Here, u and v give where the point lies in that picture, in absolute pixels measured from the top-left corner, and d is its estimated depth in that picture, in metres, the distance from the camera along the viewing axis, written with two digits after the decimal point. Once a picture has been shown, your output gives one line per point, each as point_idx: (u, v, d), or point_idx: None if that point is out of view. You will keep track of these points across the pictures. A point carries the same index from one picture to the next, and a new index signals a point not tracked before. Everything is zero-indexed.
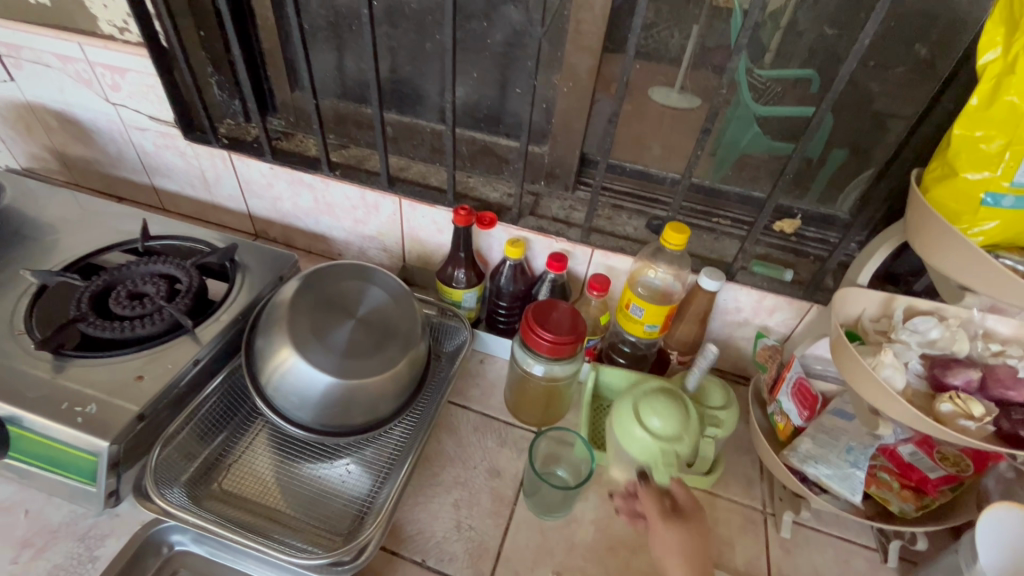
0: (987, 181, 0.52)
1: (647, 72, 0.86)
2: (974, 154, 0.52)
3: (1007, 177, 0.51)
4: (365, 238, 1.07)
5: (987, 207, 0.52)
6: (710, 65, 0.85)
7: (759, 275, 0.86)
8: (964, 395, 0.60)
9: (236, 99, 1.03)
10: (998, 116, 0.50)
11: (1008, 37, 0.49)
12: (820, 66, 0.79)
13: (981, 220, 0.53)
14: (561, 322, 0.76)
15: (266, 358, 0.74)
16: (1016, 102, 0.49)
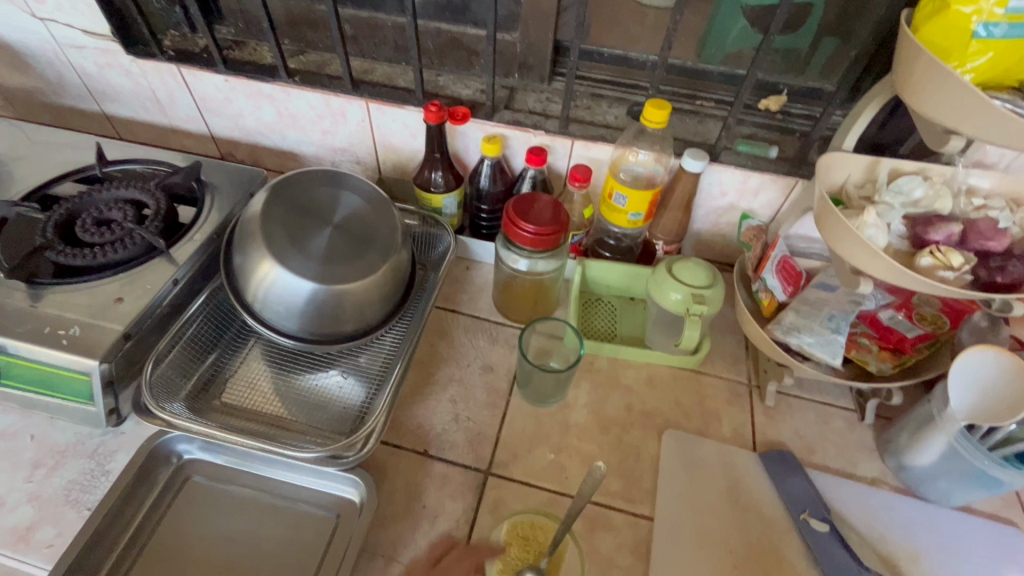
0: (980, 11, 0.49)
1: None
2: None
3: (1001, 4, 0.48)
4: (336, 151, 1.02)
5: (980, 40, 0.50)
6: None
7: (744, 154, 0.83)
8: (944, 247, 0.61)
9: (177, 5, 0.94)
10: None
11: None
12: None
13: (973, 56, 0.51)
14: (542, 213, 0.75)
15: (246, 271, 0.73)
16: None
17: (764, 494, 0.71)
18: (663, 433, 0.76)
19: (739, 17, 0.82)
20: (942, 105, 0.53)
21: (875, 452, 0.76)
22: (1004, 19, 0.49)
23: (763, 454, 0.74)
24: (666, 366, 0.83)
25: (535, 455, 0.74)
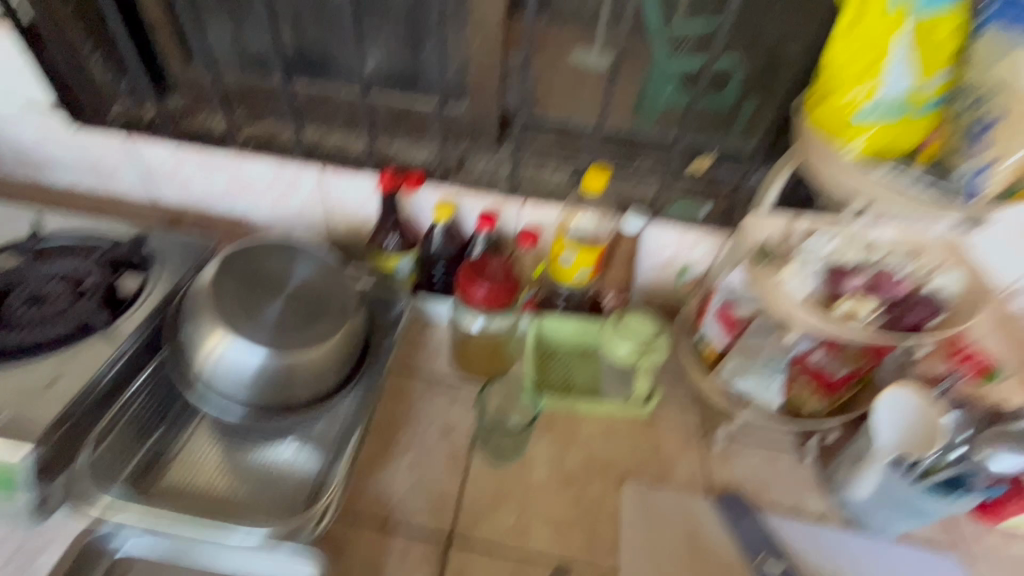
0: (857, 97, 0.59)
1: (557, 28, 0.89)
2: (850, 72, 0.59)
3: (872, 92, 0.58)
4: (289, 216, 1.03)
5: (860, 121, 0.59)
6: (617, 9, 0.87)
7: (677, 213, 0.91)
8: (861, 294, 0.68)
9: (123, 75, 0.94)
10: (863, 37, 0.58)
11: None
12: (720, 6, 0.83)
13: (855, 134, 0.60)
14: (494, 274, 0.78)
15: (194, 344, 0.71)
16: (881, 27, 0.57)
17: (721, 539, 0.73)
18: (623, 484, 0.78)
19: (671, 80, 0.89)
20: (840, 170, 0.60)
21: (819, 488, 0.80)
22: (878, 105, 0.58)
23: (718, 498, 0.77)
24: (622, 417, 0.85)
25: (497, 517, 0.74)
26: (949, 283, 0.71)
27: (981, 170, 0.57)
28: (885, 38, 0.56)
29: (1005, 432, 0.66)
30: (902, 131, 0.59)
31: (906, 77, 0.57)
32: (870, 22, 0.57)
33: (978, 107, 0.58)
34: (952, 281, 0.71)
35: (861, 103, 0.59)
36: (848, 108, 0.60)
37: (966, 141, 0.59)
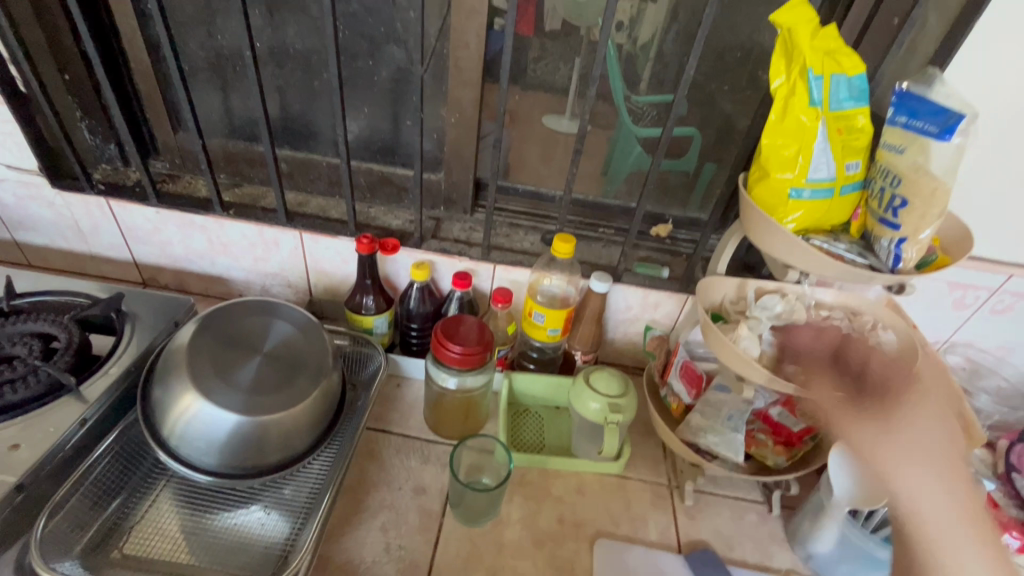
0: (791, 180, 0.65)
1: (528, 101, 0.97)
2: (780, 157, 0.65)
3: (804, 176, 0.64)
4: (267, 275, 1.05)
5: (794, 201, 0.65)
6: (581, 92, 0.96)
7: (641, 275, 0.96)
8: (804, 354, 0.73)
9: (112, 142, 0.99)
10: (790, 129, 0.63)
11: (787, 68, 0.63)
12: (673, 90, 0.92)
13: (790, 212, 0.66)
14: (468, 334, 0.81)
15: (165, 405, 0.71)
16: (804, 121, 0.62)
17: None
18: (595, 543, 0.79)
19: (636, 144, 0.98)
20: (778, 245, 0.67)
21: (786, 542, 0.82)
22: (809, 186, 0.64)
23: (687, 555, 0.78)
24: (593, 474, 0.87)
25: None
26: (887, 341, 0.77)
27: (894, 247, 0.64)
28: (809, 129, 0.63)
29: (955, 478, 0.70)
30: (830, 207, 0.66)
31: (830, 162, 0.64)
32: (795, 115, 0.63)
33: (892, 189, 0.63)
34: (892, 339, 0.77)
35: (793, 184, 0.65)
36: (782, 188, 0.66)
37: (883, 218, 0.64)
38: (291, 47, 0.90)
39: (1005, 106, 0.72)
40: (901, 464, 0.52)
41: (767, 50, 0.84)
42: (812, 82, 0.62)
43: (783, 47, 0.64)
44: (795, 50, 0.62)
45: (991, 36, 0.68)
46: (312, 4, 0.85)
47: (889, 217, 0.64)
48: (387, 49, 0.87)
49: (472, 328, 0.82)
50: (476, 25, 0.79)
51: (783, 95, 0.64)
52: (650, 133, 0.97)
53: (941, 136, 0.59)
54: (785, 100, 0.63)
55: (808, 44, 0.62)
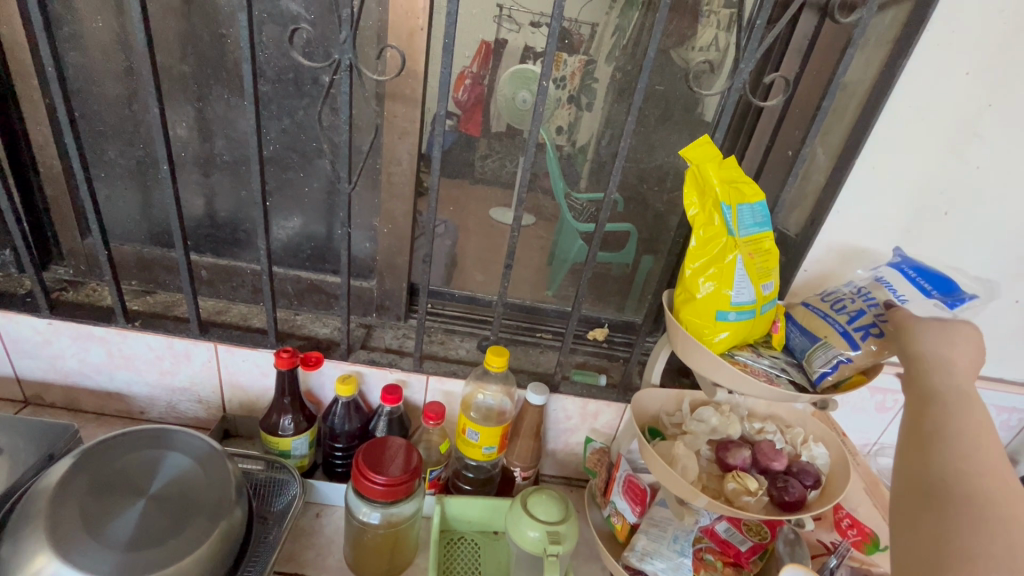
0: (716, 305, 0.68)
1: (480, 197, 0.97)
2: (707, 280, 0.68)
3: (728, 300, 0.68)
4: (175, 390, 0.95)
5: (721, 322, 0.69)
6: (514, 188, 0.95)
7: (578, 382, 0.95)
8: (742, 472, 0.72)
9: (7, 248, 0.91)
10: (710, 256, 0.68)
11: (700, 199, 0.68)
12: (604, 188, 0.95)
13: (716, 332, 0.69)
14: (394, 461, 0.74)
15: (10, 570, 0.58)
16: (721, 249, 0.67)
17: None
18: None
19: (577, 237, 0.99)
20: (708, 362, 0.70)
21: None
22: (732, 309, 0.68)
23: None
24: None
25: None
26: (821, 453, 0.77)
27: (840, 360, 0.67)
28: (730, 256, 0.67)
29: None
30: (750, 327, 0.70)
31: (750, 286, 0.68)
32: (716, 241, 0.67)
33: (876, 316, 0.67)
34: (823, 451, 0.77)
35: (720, 306, 0.68)
36: (709, 308, 0.69)
37: (852, 337, 0.67)
38: (219, 156, 0.88)
39: (887, 231, 0.80)
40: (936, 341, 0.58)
41: (681, 171, 0.90)
42: (727, 213, 0.67)
43: (695, 178, 0.68)
44: (704, 185, 0.68)
45: (872, 172, 0.76)
46: (243, 118, 0.85)
47: (857, 337, 0.67)
48: (319, 162, 0.87)
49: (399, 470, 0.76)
50: (408, 144, 0.81)
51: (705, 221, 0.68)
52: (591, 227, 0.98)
53: (950, 303, 0.66)
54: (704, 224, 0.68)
55: (721, 178, 0.68)
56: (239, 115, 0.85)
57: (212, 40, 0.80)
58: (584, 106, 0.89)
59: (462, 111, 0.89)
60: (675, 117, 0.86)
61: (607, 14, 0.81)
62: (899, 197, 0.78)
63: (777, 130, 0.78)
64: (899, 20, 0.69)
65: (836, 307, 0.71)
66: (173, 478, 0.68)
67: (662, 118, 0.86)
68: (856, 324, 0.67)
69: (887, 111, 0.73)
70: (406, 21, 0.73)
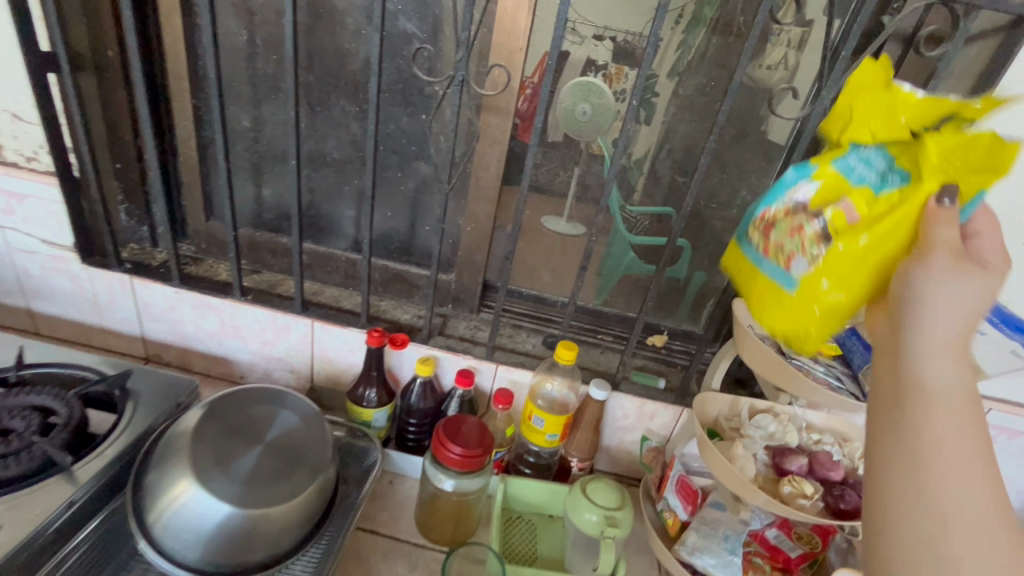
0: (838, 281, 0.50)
1: (547, 201, 1.04)
2: (863, 236, 0.48)
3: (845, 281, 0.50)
4: (272, 359, 1.07)
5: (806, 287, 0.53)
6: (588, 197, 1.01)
7: (639, 383, 1.00)
8: (798, 477, 0.75)
9: (145, 224, 1.05)
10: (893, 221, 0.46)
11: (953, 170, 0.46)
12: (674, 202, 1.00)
13: (816, 280, 0.52)
14: (470, 435, 0.82)
15: (157, 491, 0.70)
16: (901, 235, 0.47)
17: None
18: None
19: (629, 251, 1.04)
20: (773, 368, 0.74)
21: None
22: (859, 287, 0.50)
23: None
24: None
25: None
26: None
27: None
28: (902, 241, 0.47)
29: None
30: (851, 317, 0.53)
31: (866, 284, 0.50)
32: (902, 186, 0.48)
33: None
34: None
35: (866, 268, 0.49)
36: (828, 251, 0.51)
37: None
38: (328, 154, 0.99)
39: None
40: (925, 307, 0.42)
41: (752, 187, 0.93)
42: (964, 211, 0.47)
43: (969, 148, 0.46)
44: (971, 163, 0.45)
45: None
46: (353, 122, 0.96)
47: None
48: (415, 164, 0.97)
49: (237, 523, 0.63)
50: (497, 152, 0.89)
51: (913, 167, 0.49)
52: (639, 241, 1.02)
53: None
54: (925, 178, 0.46)
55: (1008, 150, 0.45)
56: (351, 119, 0.96)
57: (335, 52, 0.91)
58: (643, 120, 0.94)
59: (522, 119, 0.89)
60: (750, 137, 0.90)
61: (673, 33, 0.87)
62: None
63: None
64: (984, 54, 0.72)
65: None
66: (280, 433, 0.78)
67: (736, 138, 0.90)
68: None
69: None
70: (508, 41, 0.81)
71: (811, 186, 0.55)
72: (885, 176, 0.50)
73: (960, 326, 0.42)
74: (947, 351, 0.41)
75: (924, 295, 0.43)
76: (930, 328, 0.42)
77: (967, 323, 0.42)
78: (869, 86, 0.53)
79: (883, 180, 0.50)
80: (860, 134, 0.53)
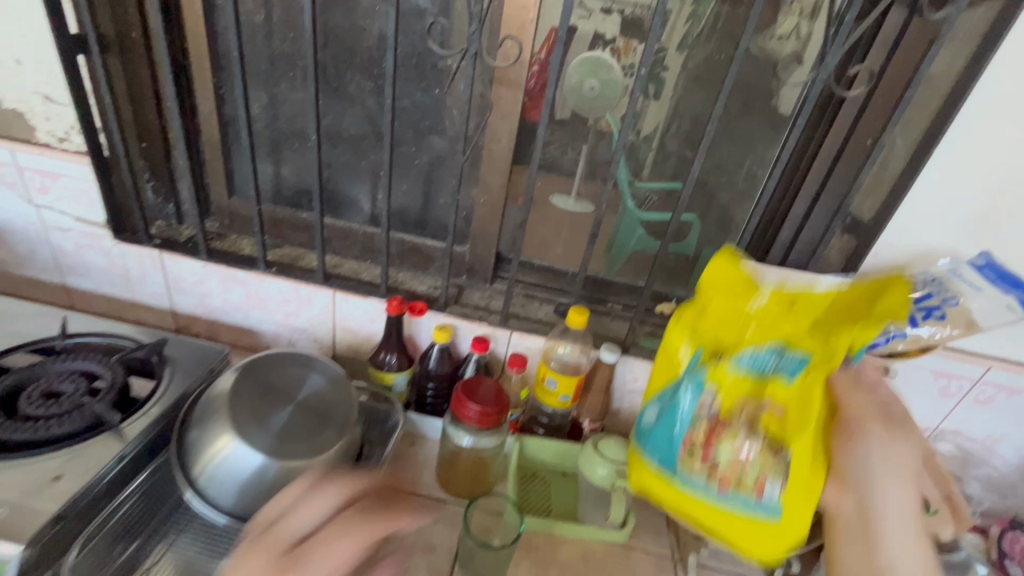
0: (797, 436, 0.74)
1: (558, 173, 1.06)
2: (782, 426, 0.75)
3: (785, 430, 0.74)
4: (296, 330, 1.12)
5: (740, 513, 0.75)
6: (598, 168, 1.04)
7: (647, 348, 1.05)
8: None
9: (171, 202, 1.09)
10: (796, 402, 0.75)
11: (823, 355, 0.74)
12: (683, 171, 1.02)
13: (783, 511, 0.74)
14: (487, 395, 0.87)
15: (200, 446, 0.76)
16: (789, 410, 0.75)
17: None
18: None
19: (638, 229, 1.05)
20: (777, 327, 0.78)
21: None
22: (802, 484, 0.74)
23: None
24: (598, 541, 0.89)
25: None
26: None
27: (896, 335, 0.75)
28: (808, 406, 0.74)
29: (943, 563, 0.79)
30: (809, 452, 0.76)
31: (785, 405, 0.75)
32: (809, 373, 0.74)
33: (943, 303, 0.75)
34: None
35: (807, 459, 0.74)
36: (759, 449, 0.74)
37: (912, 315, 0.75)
38: (345, 130, 1.02)
39: (956, 221, 0.85)
40: (879, 481, 0.70)
41: (760, 154, 0.95)
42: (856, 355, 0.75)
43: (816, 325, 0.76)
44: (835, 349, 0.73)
45: (947, 162, 0.81)
46: (368, 98, 0.99)
47: (919, 317, 0.74)
48: (429, 139, 0.99)
49: (307, 494, 0.69)
50: (509, 124, 0.92)
51: (810, 351, 0.75)
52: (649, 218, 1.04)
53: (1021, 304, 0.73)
54: (824, 358, 0.73)
55: (897, 321, 0.72)
56: (367, 95, 0.99)
57: (350, 29, 0.93)
58: (652, 95, 0.95)
59: (533, 91, 0.91)
60: (758, 105, 0.91)
61: (683, 4, 0.87)
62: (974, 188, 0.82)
63: (858, 117, 0.82)
64: (990, 15, 0.72)
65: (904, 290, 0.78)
66: (310, 393, 0.83)
67: (744, 106, 0.92)
68: (922, 306, 0.75)
69: (968, 102, 0.77)
70: (519, 14, 0.83)
71: (713, 392, 0.77)
72: (787, 365, 0.75)
73: (911, 496, 0.70)
74: (899, 515, 0.68)
75: (870, 454, 0.72)
76: (885, 503, 0.69)
77: (910, 491, 0.70)
78: (723, 283, 0.80)
79: (783, 366, 0.75)
80: (733, 346, 0.78)
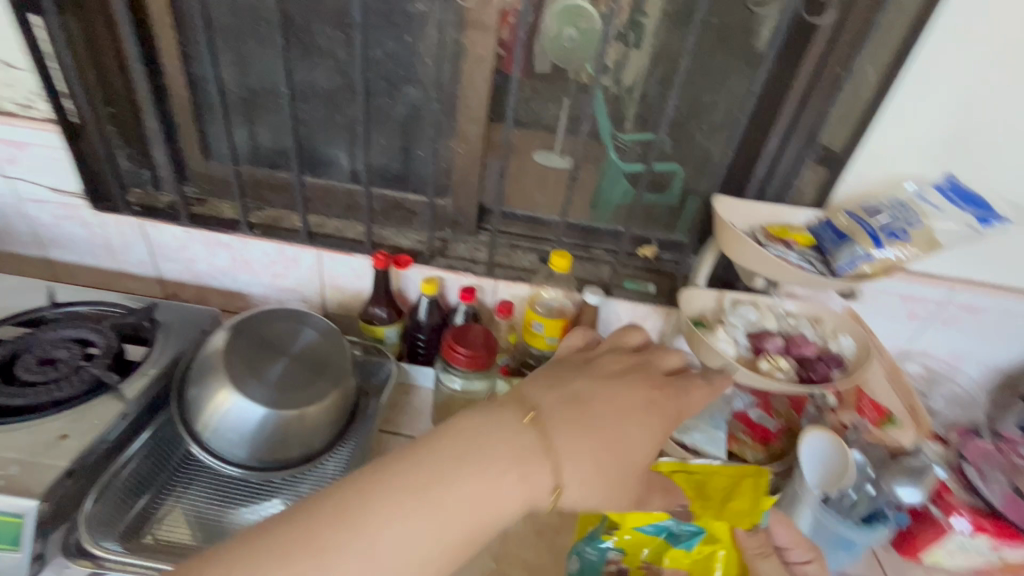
0: None
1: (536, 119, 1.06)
2: None
3: None
4: (285, 291, 1.14)
5: None
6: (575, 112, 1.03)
7: (630, 290, 1.08)
8: (774, 355, 0.84)
9: (146, 168, 1.06)
10: None
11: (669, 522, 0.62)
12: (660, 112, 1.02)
13: None
14: (476, 340, 0.90)
15: (200, 401, 0.79)
16: None
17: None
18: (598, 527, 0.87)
19: (621, 180, 1.04)
20: (751, 256, 0.81)
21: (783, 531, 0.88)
22: None
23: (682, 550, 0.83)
24: None
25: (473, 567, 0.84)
26: (848, 344, 0.87)
27: (862, 257, 0.77)
28: None
29: (903, 466, 0.82)
30: None
31: None
32: (702, 546, 0.77)
33: (906, 225, 0.78)
34: (850, 342, 0.88)
35: None
36: None
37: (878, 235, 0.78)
38: (318, 85, 1.00)
39: (923, 146, 0.87)
40: None
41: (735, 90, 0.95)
42: None
43: None
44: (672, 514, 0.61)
45: (915, 86, 0.83)
46: (339, 49, 0.97)
47: (883, 237, 0.77)
48: (403, 89, 0.98)
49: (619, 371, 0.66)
50: (484, 69, 0.91)
51: None
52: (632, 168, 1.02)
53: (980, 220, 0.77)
54: None
55: None
56: (337, 46, 0.97)
57: None
58: (631, 43, 0.93)
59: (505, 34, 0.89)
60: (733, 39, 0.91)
61: None
62: (941, 112, 0.84)
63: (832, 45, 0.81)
64: None
65: (872, 214, 0.81)
66: (305, 345, 0.86)
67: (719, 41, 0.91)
68: (886, 227, 0.78)
69: (934, 25, 0.78)
70: None
71: (619, 552, 0.79)
72: None
73: None
74: None
75: None
76: None
77: None
78: None
79: None
80: None
